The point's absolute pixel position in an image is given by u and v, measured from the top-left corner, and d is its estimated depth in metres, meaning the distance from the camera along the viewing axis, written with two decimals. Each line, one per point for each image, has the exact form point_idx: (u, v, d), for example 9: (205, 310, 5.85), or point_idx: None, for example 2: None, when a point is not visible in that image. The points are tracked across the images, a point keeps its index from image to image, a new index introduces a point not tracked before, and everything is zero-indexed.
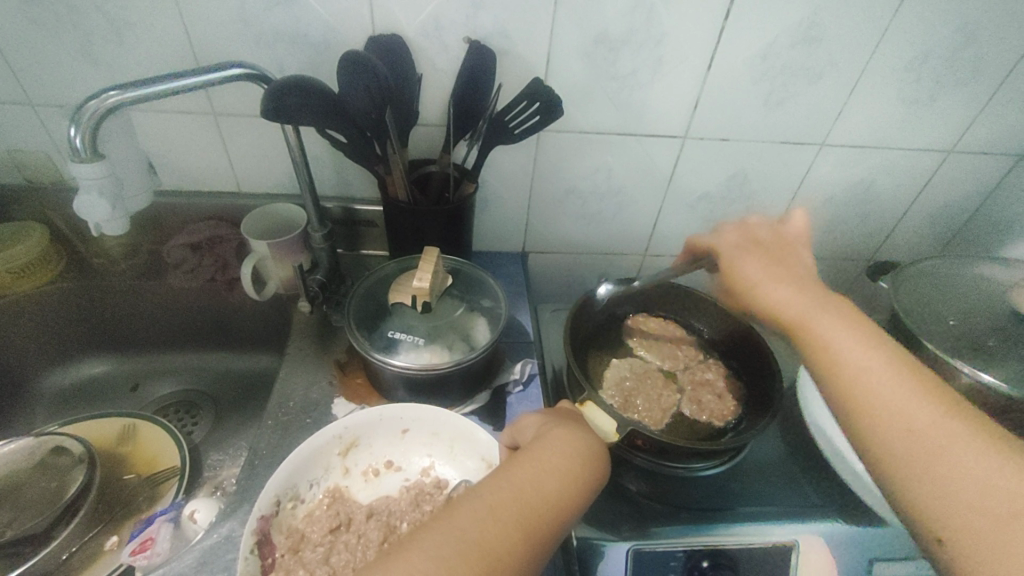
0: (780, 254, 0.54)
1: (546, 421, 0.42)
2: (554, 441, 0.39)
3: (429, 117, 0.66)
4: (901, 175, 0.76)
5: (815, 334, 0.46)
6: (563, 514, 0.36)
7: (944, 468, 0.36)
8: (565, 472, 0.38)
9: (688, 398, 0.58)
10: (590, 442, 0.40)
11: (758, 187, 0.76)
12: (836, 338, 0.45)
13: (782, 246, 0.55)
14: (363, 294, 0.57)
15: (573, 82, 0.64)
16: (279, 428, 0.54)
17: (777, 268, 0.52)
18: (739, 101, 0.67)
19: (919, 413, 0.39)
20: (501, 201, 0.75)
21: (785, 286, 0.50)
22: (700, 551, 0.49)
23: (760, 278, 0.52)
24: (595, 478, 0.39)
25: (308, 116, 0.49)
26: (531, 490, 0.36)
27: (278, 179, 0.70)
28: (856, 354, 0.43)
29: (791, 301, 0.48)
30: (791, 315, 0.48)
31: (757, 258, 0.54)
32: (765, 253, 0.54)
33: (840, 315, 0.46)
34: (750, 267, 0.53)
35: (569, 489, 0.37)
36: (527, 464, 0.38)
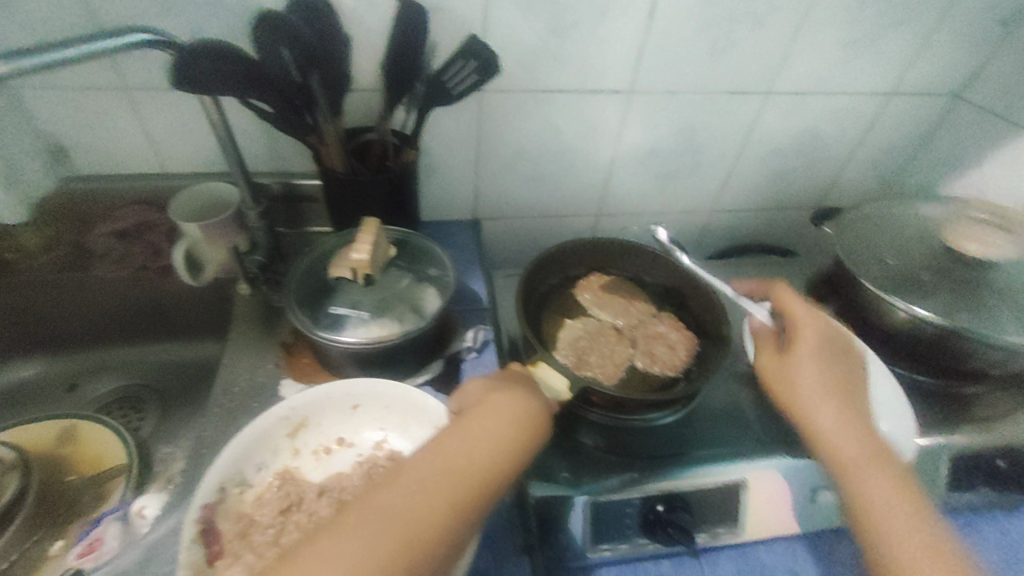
0: (843, 363, 0.51)
1: (489, 386, 0.41)
2: (493, 406, 0.39)
3: (362, 81, 0.63)
4: (843, 121, 0.77)
5: (853, 490, 0.45)
6: (498, 478, 0.36)
7: None
8: (500, 436, 0.37)
9: (641, 352, 0.59)
10: (531, 405, 0.40)
11: (706, 140, 0.76)
12: (874, 502, 0.44)
13: (845, 358, 0.51)
14: (303, 271, 0.54)
15: (512, 36, 0.61)
16: (226, 414, 0.52)
17: (835, 382, 0.49)
18: (684, 51, 0.65)
19: None
20: (447, 168, 0.73)
21: (838, 409, 0.47)
22: (655, 496, 0.52)
23: (815, 391, 0.48)
24: (532, 440, 0.39)
25: (225, 84, 0.46)
26: (462, 457, 0.36)
27: (205, 155, 0.65)
28: (883, 499, 0.43)
29: (837, 424, 0.47)
30: (844, 466, 0.46)
31: (822, 369, 0.49)
32: (829, 360, 0.50)
33: (886, 484, 0.44)
34: (806, 387, 0.49)
35: (511, 453, 0.37)
36: (468, 433, 0.37)
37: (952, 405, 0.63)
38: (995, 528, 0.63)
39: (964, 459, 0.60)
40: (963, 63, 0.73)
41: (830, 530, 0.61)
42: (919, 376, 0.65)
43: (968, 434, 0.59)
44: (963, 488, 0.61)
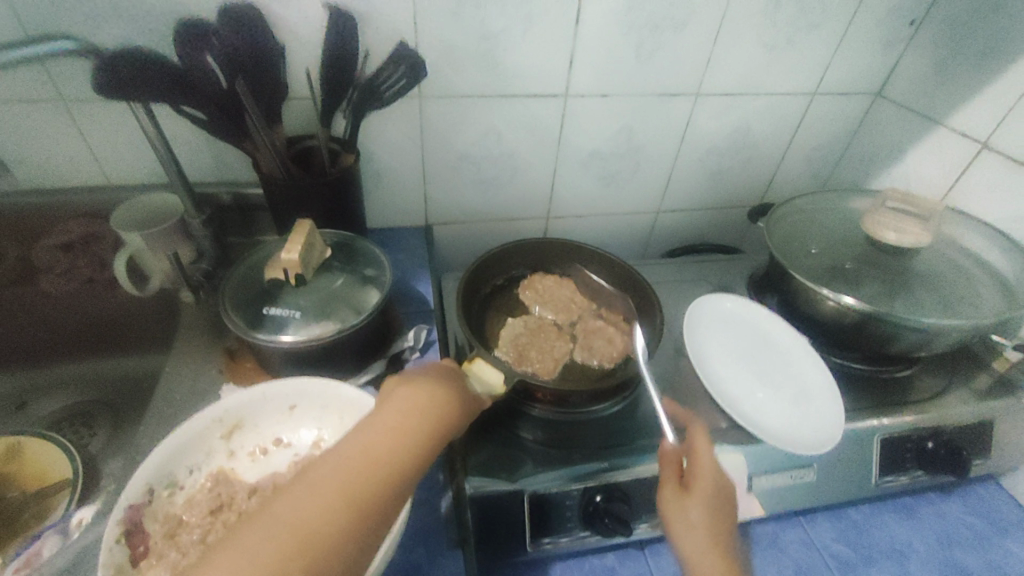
0: (730, 522, 0.45)
1: (399, 380, 0.43)
2: (399, 399, 0.40)
3: (300, 91, 0.64)
4: (774, 120, 0.81)
5: None
6: (400, 471, 0.37)
7: None
8: (401, 430, 0.38)
9: (580, 346, 0.61)
10: (433, 398, 0.42)
11: (644, 141, 0.79)
12: None
13: (724, 499, 0.46)
14: (242, 276, 0.55)
15: (444, 44, 0.63)
16: (164, 422, 0.53)
17: (723, 538, 0.43)
18: (612, 56, 0.68)
19: None
20: (394, 174, 0.74)
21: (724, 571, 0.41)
22: (594, 487, 0.53)
23: (703, 552, 0.42)
24: (436, 431, 0.40)
25: (150, 87, 0.48)
26: (361, 453, 0.36)
27: (148, 167, 0.66)
28: None
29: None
30: None
31: (712, 523, 0.44)
32: (721, 520, 0.44)
33: None
34: (695, 539, 0.43)
35: (420, 442, 0.39)
36: (376, 427, 0.38)
37: (885, 386, 0.64)
38: (934, 513, 0.64)
39: (894, 439, 0.60)
40: (878, 64, 0.77)
41: (773, 520, 0.62)
42: (854, 363, 0.66)
43: (905, 415, 0.60)
44: (896, 469, 0.62)
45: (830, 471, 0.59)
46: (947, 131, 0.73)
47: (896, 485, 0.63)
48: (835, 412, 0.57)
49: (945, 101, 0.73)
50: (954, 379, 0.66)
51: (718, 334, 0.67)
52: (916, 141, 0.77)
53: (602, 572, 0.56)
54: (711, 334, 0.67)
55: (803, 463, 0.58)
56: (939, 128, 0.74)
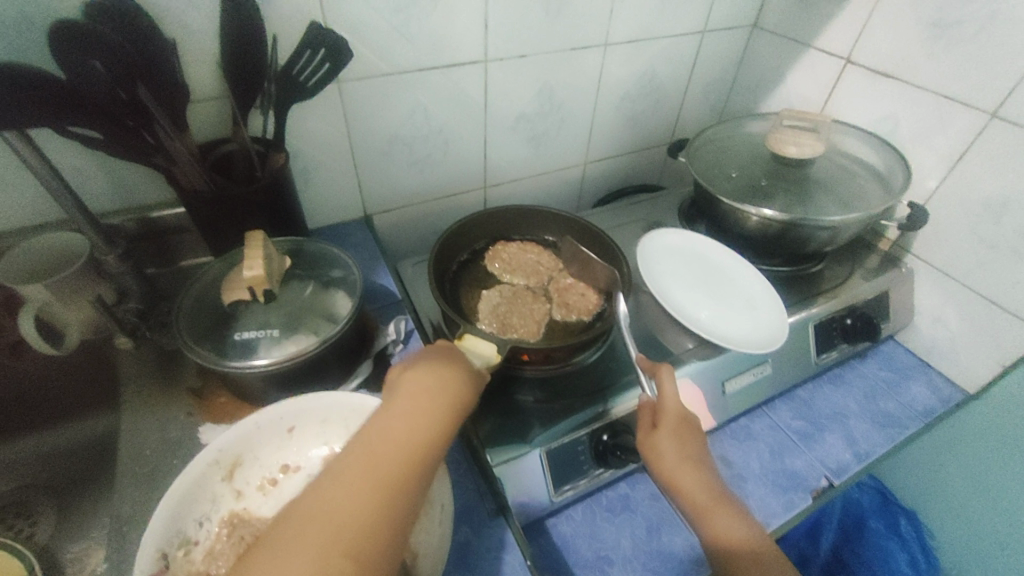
0: (697, 440, 0.51)
1: (405, 368, 0.42)
2: (410, 385, 0.39)
3: (202, 91, 0.57)
4: (674, 62, 0.87)
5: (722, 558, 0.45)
6: (426, 450, 0.36)
7: None
8: (416, 411, 0.37)
9: (557, 305, 0.64)
10: (441, 376, 0.40)
11: (564, 97, 0.81)
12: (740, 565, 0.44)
13: (689, 426, 0.51)
14: (193, 306, 0.50)
15: (355, 21, 0.59)
16: (144, 481, 0.47)
17: (693, 455, 0.50)
18: (523, 14, 0.68)
19: None
20: (323, 168, 0.70)
21: (697, 484, 0.48)
22: (599, 428, 0.57)
23: (679, 473, 0.49)
24: (451, 406, 0.39)
25: (19, 104, 0.41)
26: (380, 439, 0.35)
27: (29, 208, 0.56)
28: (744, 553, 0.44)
29: (693, 487, 0.48)
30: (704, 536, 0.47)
31: (683, 447, 0.50)
32: (689, 443, 0.50)
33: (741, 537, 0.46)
34: (668, 463, 0.49)
35: (440, 419, 0.38)
36: (393, 414, 0.37)
37: (808, 281, 0.74)
38: (858, 376, 0.75)
39: (822, 323, 0.70)
40: None
41: (743, 417, 0.69)
42: (780, 267, 0.75)
43: (823, 303, 0.70)
44: (828, 346, 0.72)
45: (783, 363, 0.68)
46: (815, 52, 0.83)
47: (830, 361, 0.72)
48: (777, 312, 0.66)
49: (811, 26, 0.82)
50: (854, 262, 0.78)
51: (669, 263, 0.72)
52: (793, 64, 0.87)
53: (619, 501, 0.60)
54: (664, 264, 0.72)
55: (760, 359, 0.66)
56: (809, 50, 0.84)
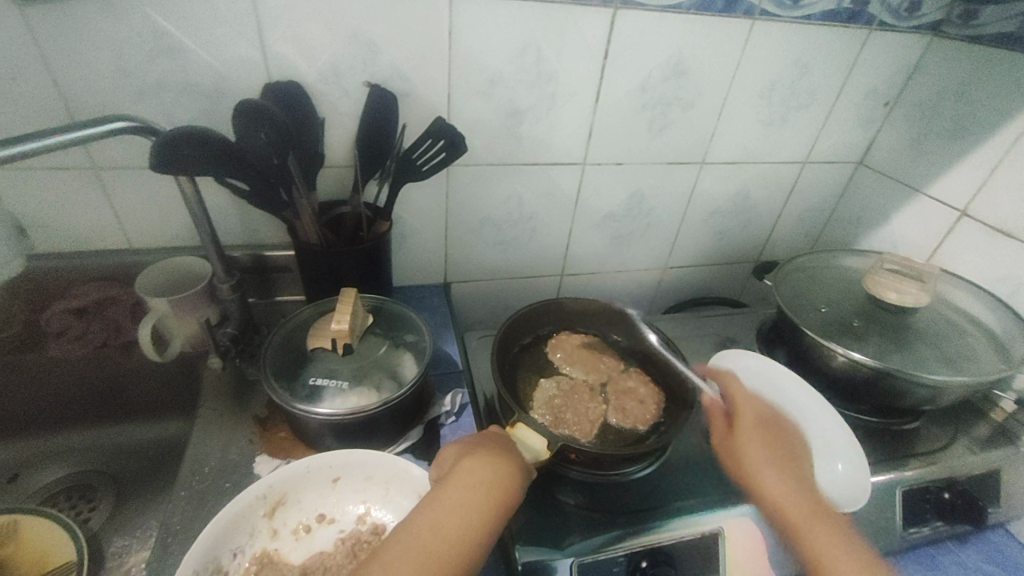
0: (785, 437, 0.57)
1: (463, 450, 0.43)
2: (465, 472, 0.40)
3: (334, 159, 0.67)
4: (769, 186, 0.88)
5: (816, 546, 0.48)
6: (472, 547, 0.36)
7: None
8: (470, 500, 0.38)
9: (614, 408, 0.62)
10: (495, 467, 0.41)
11: (654, 204, 0.84)
12: (834, 559, 0.47)
13: (779, 429, 0.58)
14: (280, 343, 0.56)
15: (476, 120, 0.67)
16: (194, 498, 0.50)
17: (788, 458, 0.55)
18: (627, 129, 0.74)
19: None
20: (419, 235, 0.76)
21: (782, 478, 0.53)
22: (639, 552, 0.52)
23: (762, 466, 0.54)
24: (501, 503, 0.39)
25: (203, 164, 0.48)
26: (432, 531, 0.36)
27: (175, 232, 0.66)
28: (835, 548, 0.47)
29: (790, 495, 0.52)
30: (796, 526, 0.50)
31: (761, 441, 0.57)
32: (774, 439, 0.57)
33: (833, 534, 0.49)
34: (757, 454, 0.55)
35: (488, 515, 0.38)
36: (445, 501, 0.38)
37: (896, 437, 0.67)
38: (954, 563, 0.65)
39: (913, 491, 0.62)
40: (859, 137, 0.86)
41: None
42: (866, 416, 0.69)
43: (913, 471, 0.63)
44: (919, 520, 0.63)
45: (861, 528, 0.60)
46: (926, 198, 0.80)
47: (919, 538, 0.63)
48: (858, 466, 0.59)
49: (923, 172, 0.80)
50: (956, 430, 0.70)
51: None
52: (899, 207, 0.84)
53: None
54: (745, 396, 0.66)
55: None
56: (919, 195, 0.81)
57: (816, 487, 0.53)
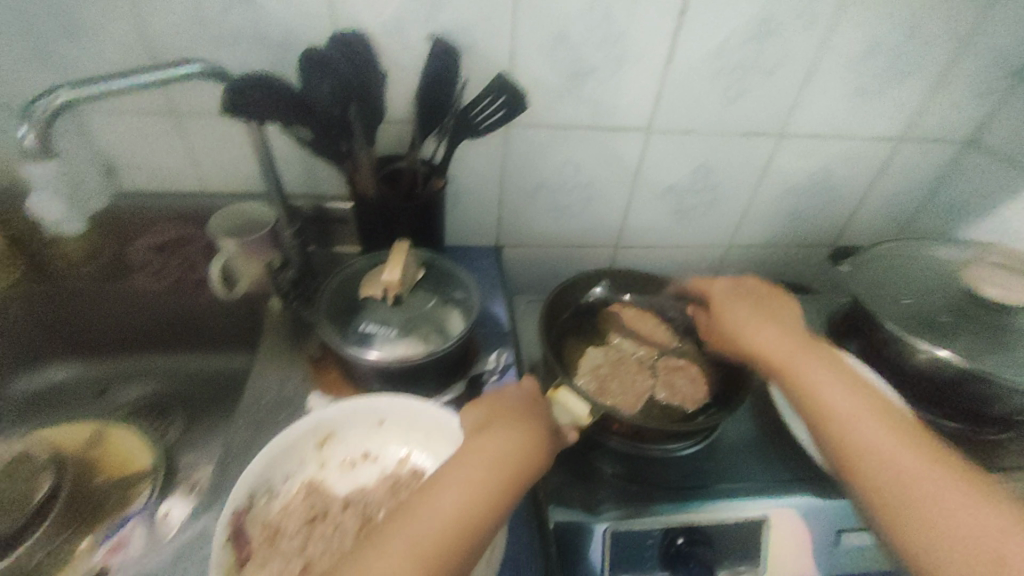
0: (773, 303, 0.61)
1: (479, 424, 0.43)
2: (478, 446, 0.40)
3: (395, 113, 0.67)
4: (855, 164, 0.80)
5: (802, 377, 0.51)
6: (482, 520, 0.36)
7: (916, 490, 0.41)
8: (481, 475, 0.38)
9: (662, 383, 0.60)
10: (509, 442, 0.40)
11: (721, 178, 0.79)
12: (819, 384, 0.50)
13: (765, 297, 0.62)
14: (335, 290, 0.57)
15: (539, 77, 0.65)
16: (252, 426, 0.54)
17: (767, 317, 0.58)
18: (700, 94, 0.69)
19: (909, 461, 0.42)
20: (474, 196, 0.76)
21: (767, 325, 0.57)
22: (676, 529, 0.51)
23: (747, 320, 0.58)
24: (513, 479, 0.39)
25: (271, 110, 0.50)
26: (442, 505, 0.36)
27: (243, 179, 0.69)
28: (819, 375, 0.50)
29: (776, 346, 0.54)
30: (781, 362, 0.53)
31: (747, 303, 0.61)
32: (761, 303, 0.61)
33: (824, 367, 0.51)
34: (740, 314, 0.59)
35: (499, 491, 0.38)
36: (456, 475, 0.38)
37: (973, 450, 0.62)
38: None
39: None
40: (970, 112, 0.76)
41: None
42: (943, 421, 0.63)
43: None
44: None
45: None
46: None
47: None
48: None
49: None
50: None
51: None
52: None
53: None
54: None
55: None
56: None
57: (806, 334, 0.56)
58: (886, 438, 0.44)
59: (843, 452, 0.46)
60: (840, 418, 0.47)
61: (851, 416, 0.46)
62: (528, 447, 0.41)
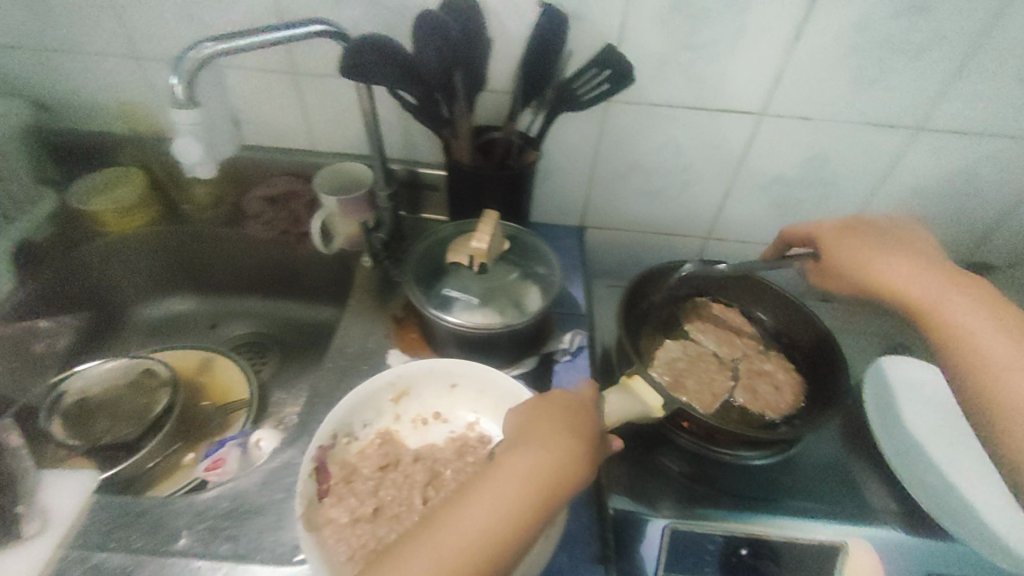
0: (905, 239, 0.61)
1: (515, 436, 0.41)
2: (510, 462, 0.38)
3: (496, 83, 0.67)
4: (1008, 168, 0.69)
5: (943, 310, 0.53)
6: (508, 541, 0.35)
7: (995, 397, 0.48)
8: (509, 494, 0.37)
9: (742, 386, 0.57)
10: (541, 459, 0.38)
11: (838, 173, 0.71)
12: (952, 313, 0.53)
13: (872, 225, 0.63)
14: (422, 254, 0.59)
15: (648, 51, 0.62)
16: (338, 372, 0.58)
17: (889, 249, 0.59)
18: (827, 76, 0.62)
19: (1016, 375, 0.48)
20: (564, 173, 0.75)
21: (910, 266, 0.57)
22: (740, 538, 0.47)
23: (894, 256, 0.58)
24: (543, 500, 0.37)
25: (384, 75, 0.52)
26: (467, 524, 0.36)
27: (347, 140, 0.73)
28: (964, 304, 0.53)
29: (913, 282, 0.55)
30: (921, 299, 0.55)
31: (882, 240, 0.60)
32: (899, 243, 0.60)
33: (966, 298, 0.54)
34: (866, 243, 0.60)
35: (527, 512, 0.36)
36: (483, 492, 0.37)
37: None
38: None
39: None
40: None
41: None
42: None
43: None
44: None
45: None
46: None
47: None
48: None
49: None
50: None
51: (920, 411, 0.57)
52: None
53: None
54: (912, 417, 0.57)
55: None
56: None
57: (944, 264, 0.58)
58: (999, 343, 0.50)
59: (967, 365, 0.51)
60: (982, 343, 0.51)
61: (979, 332, 0.51)
62: (562, 464, 0.38)
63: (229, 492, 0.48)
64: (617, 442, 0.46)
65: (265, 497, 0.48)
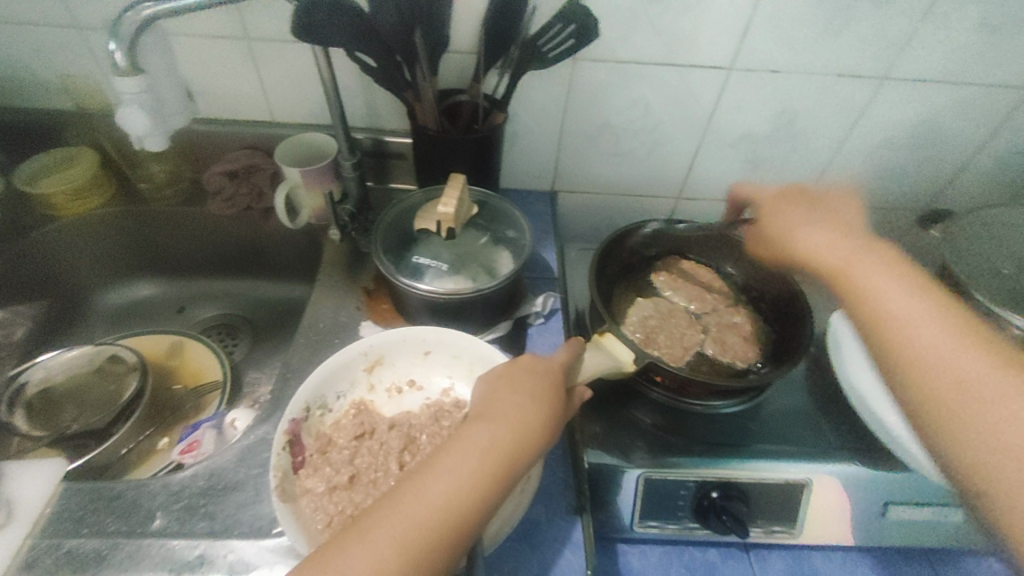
0: (824, 203, 0.55)
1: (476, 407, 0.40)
2: (470, 435, 0.37)
3: (459, 43, 0.65)
4: (969, 116, 0.70)
5: (854, 281, 0.45)
6: (474, 511, 0.35)
7: (909, 371, 0.38)
8: (472, 466, 0.36)
9: (712, 339, 0.58)
10: (503, 428, 0.38)
11: (806, 126, 0.71)
12: (879, 287, 0.43)
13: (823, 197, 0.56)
14: (390, 223, 0.58)
15: (613, 5, 0.60)
16: (310, 347, 0.58)
17: (819, 215, 0.53)
18: (794, 26, 0.61)
19: (926, 329, 0.39)
20: (533, 135, 0.73)
21: (822, 231, 0.51)
22: (712, 482, 0.50)
23: (798, 221, 0.54)
24: (508, 467, 0.37)
25: (337, 35, 0.49)
26: (429, 499, 0.35)
27: (307, 109, 0.70)
28: (877, 279, 0.44)
29: (834, 247, 0.49)
30: (832, 269, 0.48)
31: (796, 213, 0.54)
32: (815, 206, 0.55)
33: (878, 264, 0.45)
34: (777, 219, 0.55)
35: (492, 480, 0.36)
36: (444, 467, 0.36)
37: None
38: None
39: None
40: None
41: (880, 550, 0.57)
42: None
43: None
44: None
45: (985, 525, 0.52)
46: None
47: None
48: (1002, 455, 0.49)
49: None
50: None
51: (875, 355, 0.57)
52: None
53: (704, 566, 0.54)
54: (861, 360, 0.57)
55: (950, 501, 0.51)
56: None
57: (868, 232, 0.51)
58: (901, 298, 0.42)
59: (878, 345, 0.41)
60: (897, 317, 0.41)
61: (883, 299, 0.42)
62: (524, 429, 0.38)
63: (203, 471, 0.48)
64: (589, 390, 0.45)
65: (240, 473, 0.48)
